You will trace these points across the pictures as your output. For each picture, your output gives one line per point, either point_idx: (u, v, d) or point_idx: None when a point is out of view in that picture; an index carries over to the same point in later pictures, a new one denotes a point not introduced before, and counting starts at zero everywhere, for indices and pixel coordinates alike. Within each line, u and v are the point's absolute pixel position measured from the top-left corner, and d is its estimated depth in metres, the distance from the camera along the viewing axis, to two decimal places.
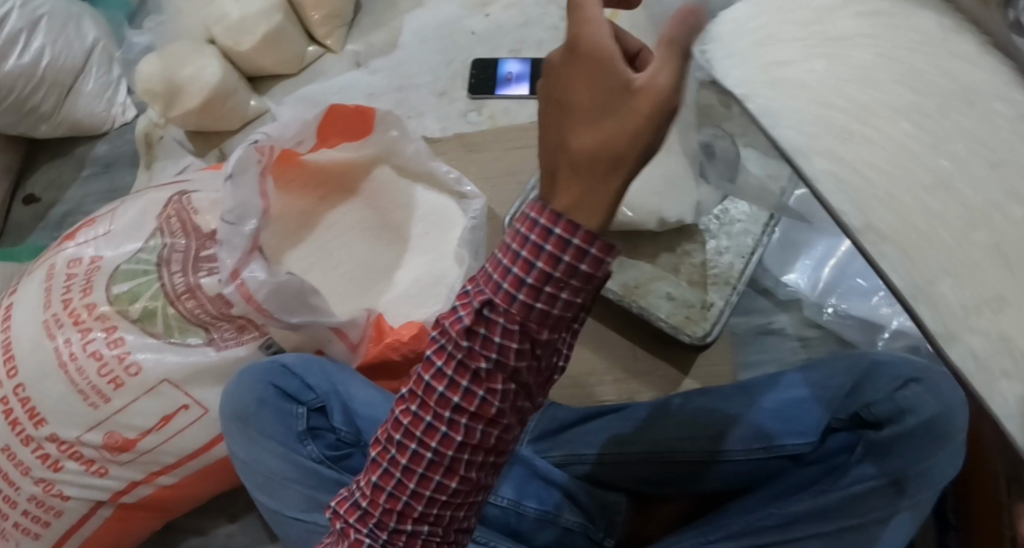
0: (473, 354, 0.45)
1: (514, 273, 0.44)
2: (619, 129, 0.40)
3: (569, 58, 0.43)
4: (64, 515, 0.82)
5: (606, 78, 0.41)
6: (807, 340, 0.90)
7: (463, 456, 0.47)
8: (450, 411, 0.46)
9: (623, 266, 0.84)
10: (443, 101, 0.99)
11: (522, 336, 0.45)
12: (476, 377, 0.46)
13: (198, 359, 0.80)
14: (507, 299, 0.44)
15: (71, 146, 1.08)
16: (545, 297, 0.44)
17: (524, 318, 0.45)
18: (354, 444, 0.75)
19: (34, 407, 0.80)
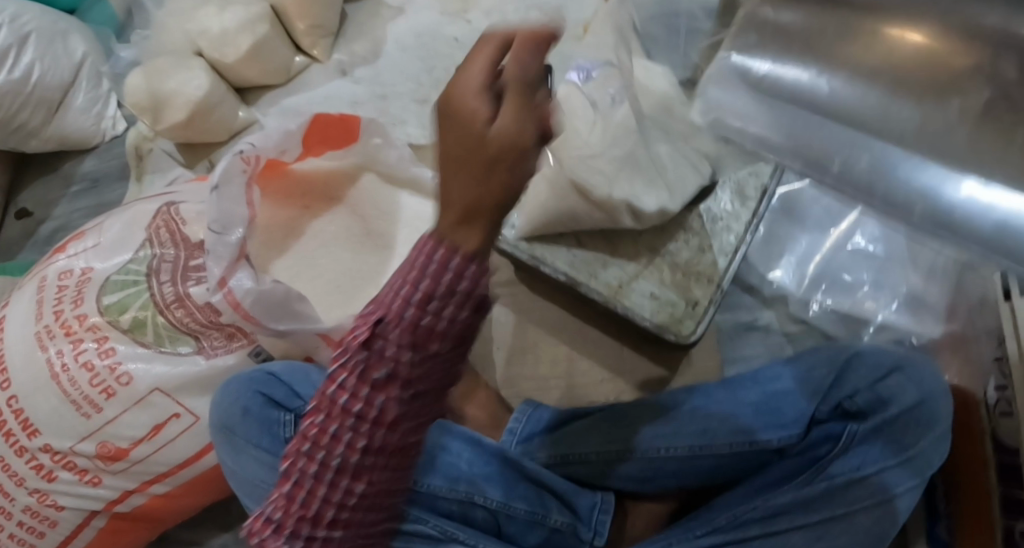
0: (371, 363, 0.48)
1: (409, 284, 0.46)
2: (472, 179, 0.43)
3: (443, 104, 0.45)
4: (59, 525, 0.83)
5: (464, 129, 0.43)
6: (792, 336, 0.90)
7: (370, 462, 0.51)
8: (351, 422, 0.49)
9: (605, 266, 0.84)
10: (426, 108, 1.00)
11: (415, 346, 0.47)
12: (374, 389, 0.48)
13: (188, 368, 0.81)
14: (399, 311, 0.47)
15: (59, 162, 1.09)
16: (433, 311, 0.47)
17: (415, 328, 0.47)
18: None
19: (27, 418, 0.80)
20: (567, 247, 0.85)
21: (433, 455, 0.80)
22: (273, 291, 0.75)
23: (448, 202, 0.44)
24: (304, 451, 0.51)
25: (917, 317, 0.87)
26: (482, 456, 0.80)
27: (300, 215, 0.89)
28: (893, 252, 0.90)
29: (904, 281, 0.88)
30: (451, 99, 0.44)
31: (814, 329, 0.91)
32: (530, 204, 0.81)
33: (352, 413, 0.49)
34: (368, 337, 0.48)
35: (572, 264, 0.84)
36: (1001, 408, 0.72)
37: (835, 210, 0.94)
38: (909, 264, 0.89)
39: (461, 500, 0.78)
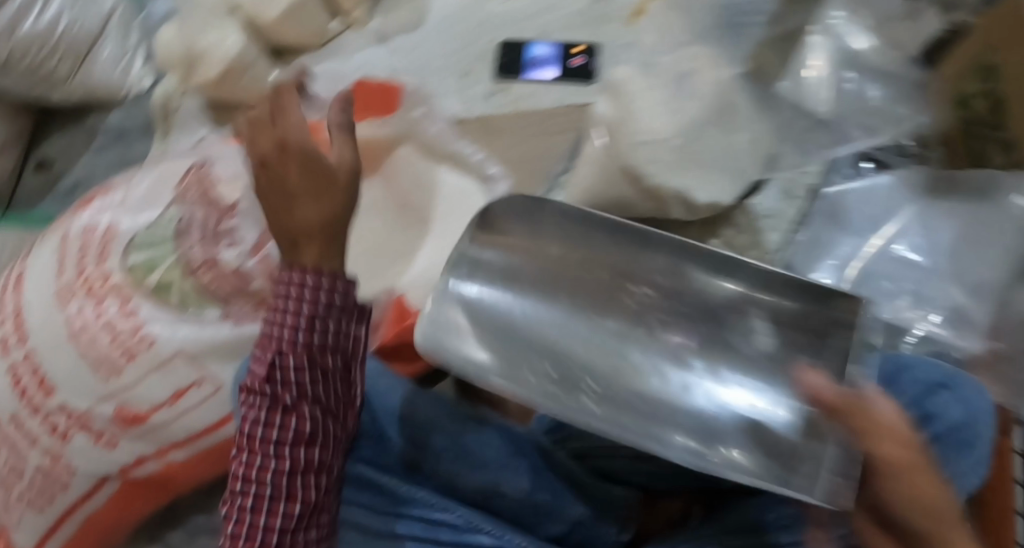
0: (278, 392, 0.61)
1: (289, 316, 0.60)
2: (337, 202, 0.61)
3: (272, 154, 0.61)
4: (71, 488, 0.81)
5: (313, 163, 0.61)
6: None
7: (297, 481, 0.61)
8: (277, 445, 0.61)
9: None
10: (466, 81, 0.97)
11: (313, 366, 0.61)
12: (286, 410, 0.61)
13: (214, 334, 0.78)
14: (285, 339, 0.60)
15: (84, 114, 1.06)
16: (315, 328, 0.61)
17: (291, 352, 0.60)
18: (369, 438, 0.75)
19: (44, 377, 0.78)
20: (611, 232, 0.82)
21: (458, 440, 0.75)
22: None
23: (305, 222, 0.60)
24: (239, 490, 0.60)
25: (957, 331, 0.84)
26: (505, 444, 0.75)
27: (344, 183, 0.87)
28: (937, 265, 0.87)
29: (949, 294, 0.85)
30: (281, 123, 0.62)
31: None
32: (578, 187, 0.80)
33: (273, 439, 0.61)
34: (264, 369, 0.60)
35: None
36: None
37: (883, 211, 0.90)
38: (954, 275, 0.86)
39: (483, 489, 0.74)
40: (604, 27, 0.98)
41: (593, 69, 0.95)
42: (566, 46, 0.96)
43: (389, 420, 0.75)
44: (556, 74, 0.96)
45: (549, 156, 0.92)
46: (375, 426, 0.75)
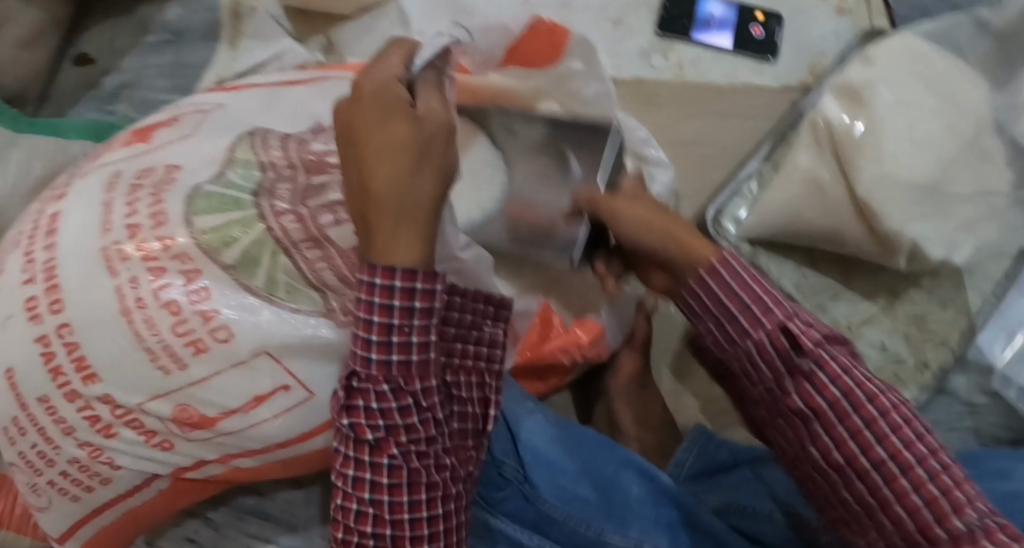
0: (378, 414, 0.56)
1: (376, 328, 0.54)
2: (417, 161, 0.51)
3: (354, 102, 0.53)
4: (112, 483, 0.68)
5: (395, 112, 0.51)
6: (976, 408, 0.76)
7: (418, 499, 0.57)
8: (370, 485, 0.57)
9: (837, 299, 0.68)
10: (619, 32, 0.78)
11: (409, 382, 0.55)
12: (376, 447, 0.57)
13: (309, 332, 0.63)
14: (366, 367, 0.55)
15: (134, 3, 0.87)
16: (396, 351, 0.54)
17: (387, 375, 0.55)
18: (512, 483, 0.66)
19: (82, 359, 0.63)
20: (796, 264, 0.69)
21: (607, 493, 0.66)
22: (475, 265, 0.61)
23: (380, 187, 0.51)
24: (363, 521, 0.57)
25: None
26: (651, 494, 0.66)
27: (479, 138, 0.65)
28: None
29: None
30: (363, 88, 0.52)
31: None
32: (773, 205, 0.64)
33: (366, 480, 0.57)
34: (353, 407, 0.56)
35: (798, 285, 0.69)
36: None
37: None
38: None
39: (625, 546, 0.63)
40: None
41: (776, 43, 0.77)
42: (744, 10, 0.78)
43: (538, 464, 0.66)
44: (731, 43, 0.78)
45: (716, 141, 0.76)
46: (519, 466, 0.66)
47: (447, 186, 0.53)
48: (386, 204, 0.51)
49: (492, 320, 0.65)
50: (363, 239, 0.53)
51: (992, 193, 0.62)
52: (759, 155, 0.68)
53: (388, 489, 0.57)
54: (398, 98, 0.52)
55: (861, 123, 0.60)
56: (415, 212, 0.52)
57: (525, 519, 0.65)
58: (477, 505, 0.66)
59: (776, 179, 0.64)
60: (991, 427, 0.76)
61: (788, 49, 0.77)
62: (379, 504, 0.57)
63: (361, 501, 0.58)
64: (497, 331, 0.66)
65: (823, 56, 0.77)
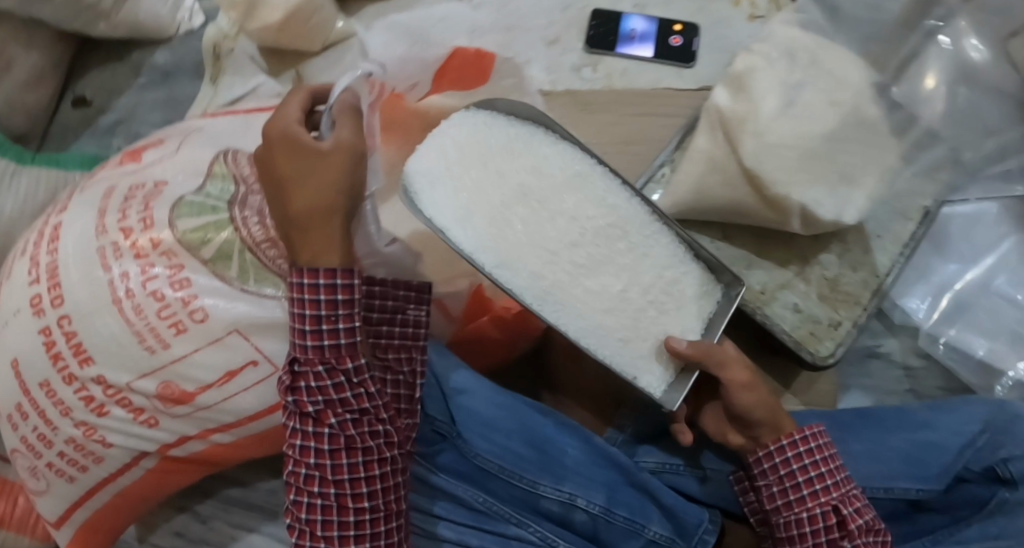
0: (312, 390, 0.63)
1: (308, 317, 0.62)
2: (327, 185, 0.61)
3: (268, 145, 0.61)
4: (104, 462, 0.75)
5: (299, 149, 0.60)
6: (912, 371, 0.86)
7: (355, 464, 0.64)
8: (314, 454, 0.63)
9: (750, 266, 0.75)
10: (554, 51, 0.88)
11: (340, 368, 0.63)
12: (317, 421, 0.63)
13: (273, 312, 0.71)
14: (303, 351, 0.63)
15: (127, 49, 0.98)
16: (326, 336, 0.62)
17: (320, 357, 0.63)
18: (447, 438, 0.70)
19: (80, 344, 0.71)
20: (710, 238, 0.76)
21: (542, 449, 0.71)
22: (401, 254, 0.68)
23: (302, 212, 0.61)
24: (310, 491, 0.63)
25: None
26: (590, 456, 0.71)
27: (530, 119, 0.67)
28: None
29: None
30: (273, 132, 0.61)
31: (935, 365, 0.86)
32: (683, 185, 0.72)
33: (311, 449, 0.63)
34: (296, 391, 0.63)
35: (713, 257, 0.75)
36: None
37: (987, 241, 0.87)
38: None
39: (563, 502, 0.69)
40: (709, 5, 0.89)
41: (693, 51, 0.86)
42: (664, 23, 0.87)
43: (471, 422, 0.70)
44: (652, 53, 0.87)
45: (647, 139, 0.84)
46: (453, 424, 0.70)
47: (356, 199, 0.62)
48: (306, 219, 0.61)
49: (416, 304, 0.70)
50: (290, 250, 0.63)
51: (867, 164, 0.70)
52: (664, 150, 0.78)
53: (332, 455, 0.63)
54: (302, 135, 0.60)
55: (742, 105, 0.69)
56: (326, 226, 0.62)
57: (457, 471, 0.70)
58: (421, 465, 0.70)
59: (683, 162, 0.72)
60: (930, 386, 0.86)
61: (706, 54, 0.87)
62: (325, 468, 0.63)
63: (308, 468, 0.64)
64: (423, 314, 0.71)
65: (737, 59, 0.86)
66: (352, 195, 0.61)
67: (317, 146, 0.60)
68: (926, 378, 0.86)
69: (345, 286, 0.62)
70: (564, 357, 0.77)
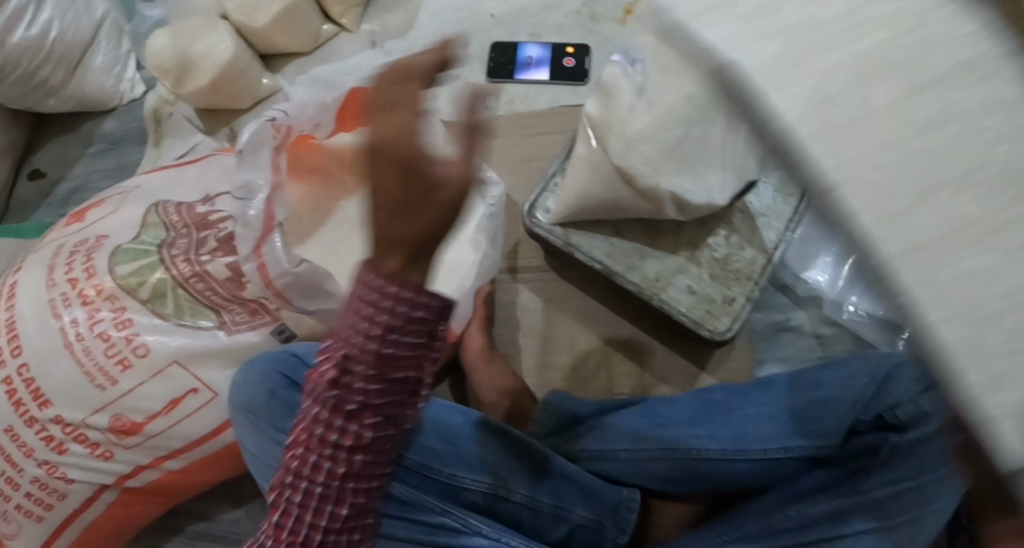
0: (349, 397, 0.48)
1: (382, 316, 0.46)
2: (427, 202, 0.43)
3: (374, 150, 0.43)
4: (68, 498, 0.80)
5: (404, 162, 0.42)
6: (824, 338, 0.88)
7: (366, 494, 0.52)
8: (318, 494, 0.51)
9: (645, 257, 0.82)
10: (460, 84, 0.97)
11: (379, 380, 0.48)
12: (336, 469, 0.50)
13: (208, 342, 0.78)
14: (347, 382, 0.47)
15: (78, 122, 1.06)
16: (384, 336, 0.46)
17: (378, 362, 0.47)
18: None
19: (38, 388, 0.77)
20: (604, 236, 0.83)
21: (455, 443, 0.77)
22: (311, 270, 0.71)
23: (398, 238, 0.44)
24: (309, 502, 0.51)
25: None
26: (509, 449, 0.76)
27: None
28: None
29: None
30: (392, 140, 0.42)
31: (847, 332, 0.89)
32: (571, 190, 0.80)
33: (315, 495, 0.51)
34: (319, 422, 0.49)
35: (609, 253, 0.83)
36: None
37: None
38: None
39: (487, 491, 0.75)
40: (598, 27, 0.97)
41: (587, 70, 0.94)
42: (557, 47, 0.95)
43: None
44: (549, 76, 0.95)
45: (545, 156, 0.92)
46: None
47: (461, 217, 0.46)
48: (406, 243, 0.44)
49: None
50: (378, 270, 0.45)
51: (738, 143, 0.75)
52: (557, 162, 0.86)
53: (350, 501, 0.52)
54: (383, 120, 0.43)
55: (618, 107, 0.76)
56: (437, 248, 0.45)
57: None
58: None
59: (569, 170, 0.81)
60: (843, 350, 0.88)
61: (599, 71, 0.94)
62: (324, 516, 0.51)
63: (305, 503, 0.51)
64: None
65: None
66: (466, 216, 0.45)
67: (437, 166, 0.43)
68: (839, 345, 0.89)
69: (417, 338, 0.47)
70: (479, 356, 0.85)
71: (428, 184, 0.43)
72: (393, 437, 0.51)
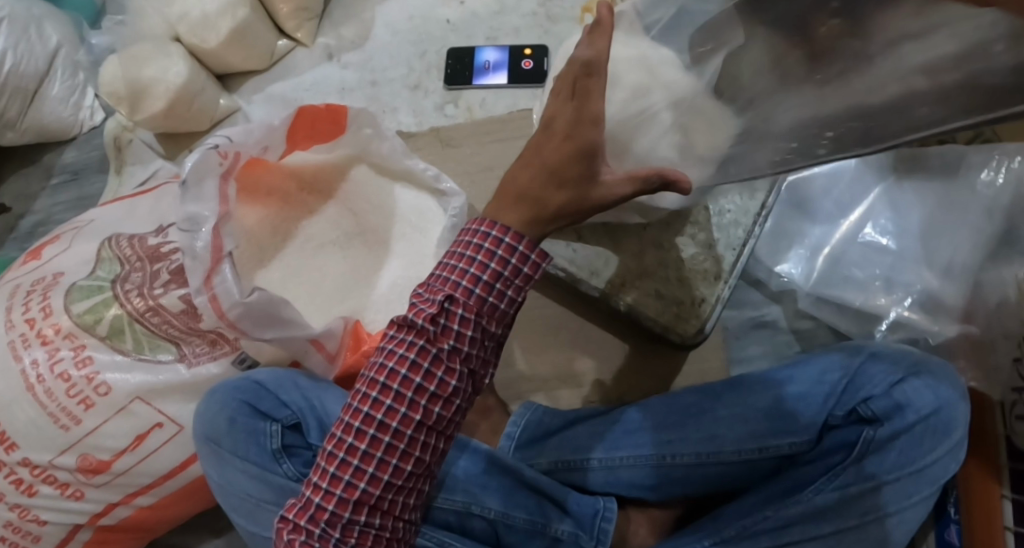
0: (439, 337, 0.58)
1: (471, 272, 0.58)
2: (583, 196, 0.57)
3: (561, 133, 0.57)
4: (42, 539, 0.80)
5: (586, 157, 0.57)
6: (801, 333, 0.87)
7: (419, 437, 0.59)
8: (412, 389, 0.58)
9: (609, 262, 0.80)
10: (418, 93, 0.95)
11: (476, 325, 0.58)
12: (436, 363, 0.58)
13: (170, 377, 0.77)
14: (456, 288, 0.58)
15: (38, 154, 1.05)
16: (481, 286, 0.58)
17: (477, 309, 0.58)
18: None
19: (4, 432, 0.76)
20: (567, 242, 0.80)
21: None
22: (264, 300, 0.70)
23: (540, 202, 0.58)
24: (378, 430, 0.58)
25: (933, 316, 0.80)
26: (479, 465, 0.76)
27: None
28: (906, 247, 0.82)
29: (920, 279, 0.81)
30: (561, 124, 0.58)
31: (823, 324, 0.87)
32: None
33: (389, 425, 0.58)
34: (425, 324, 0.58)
35: (573, 262, 0.80)
36: (1017, 411, 0.69)
37: (850, 197, 0.85)
38: (926, 259, 0.81)
39: (459, 509, 0.75)
40: (555, 25, 0.95)
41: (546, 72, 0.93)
42: (514, 50, 0.94)
43: None
44: (508, 80, 0.93)
45: (507, 163, 0.90)
46: None
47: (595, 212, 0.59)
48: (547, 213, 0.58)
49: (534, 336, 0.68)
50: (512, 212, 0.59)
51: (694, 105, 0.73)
52: None
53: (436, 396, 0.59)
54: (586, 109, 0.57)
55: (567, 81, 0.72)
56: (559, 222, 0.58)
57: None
58: None
59: None
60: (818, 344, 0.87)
61: None
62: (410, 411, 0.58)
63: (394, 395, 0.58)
64: None
65: None
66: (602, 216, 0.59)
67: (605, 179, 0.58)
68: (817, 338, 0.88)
69: (522, 256, 0.59)
70: None
71: (595, 176, 0.57)
72: (483, 358, 0.60)
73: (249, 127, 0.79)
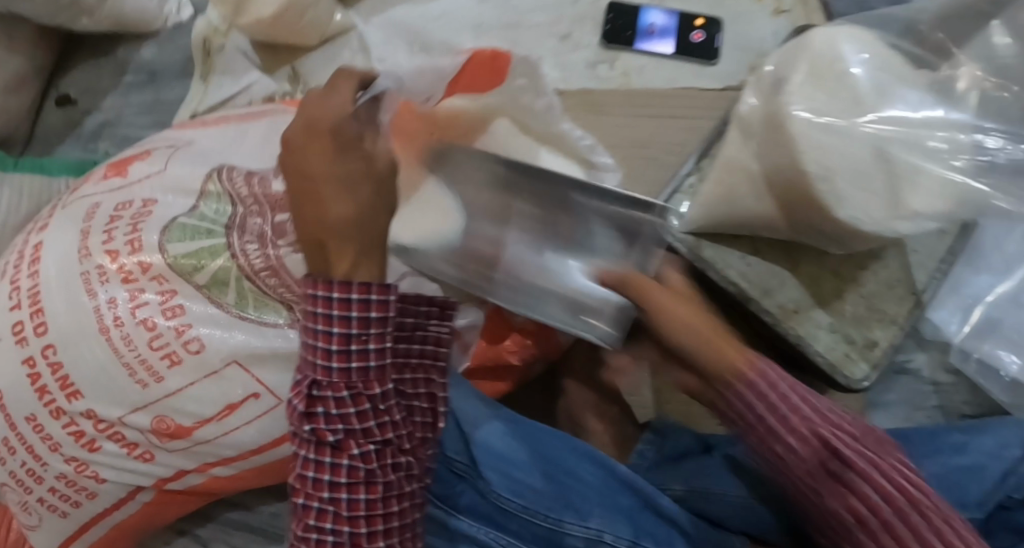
0: (326, 388, 0.55)
1: (335, 331, 0.54)
2: (356, 228, 0.53)
3: (307, 138, 0.53)
4: (98, 497, 0.71)
5: (348, 175, 0.53)
6: (941, 386, 0.80)
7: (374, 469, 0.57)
8: (350, 426, 0.56)
9: (783, 284, 0.71)
10: (566, 46, 0.83)
11: (360, 377, 0.55)
12: (317, 429, 0.55)
13: (274, 342, 0.67)
14: (334, 351, 0.54)
15: (112, 45, 0.92)
16: (337, 325, 0.54)
17: (345, 377, 0.55)
18: (465, 479, 0.69)
19: (66, 377, 0.66)
20: (741, 253, 0.71)
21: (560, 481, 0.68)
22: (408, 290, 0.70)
23: (352, 239, 0.53)
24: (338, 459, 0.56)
25: None
26: (610, 484, 0.67)
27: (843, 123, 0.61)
28: None
29: None
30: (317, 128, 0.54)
31: (966, 381, 0.80)
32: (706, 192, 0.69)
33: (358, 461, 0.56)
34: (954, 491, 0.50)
35: (743, 274, 0.71)
36: None
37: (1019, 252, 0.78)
38: None
39: (588, 537, 0.65)
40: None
41: (715, 48, 0.82)
42: (686, 17, 0.83)
43: (490, 460, 0.68)
44: (673, 48, 0.83)
45: (662, 140, 0.80)
46: (474, 465, 0.69)
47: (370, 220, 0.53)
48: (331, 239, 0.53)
49: (438, 321, 0.67)
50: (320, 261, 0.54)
51: (875, 135, 0.59)
52: (694, 155, 0.74)
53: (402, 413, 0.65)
54: (338, 170, 0.53)
55: (794, 82, 0.59)
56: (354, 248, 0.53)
57: (480, 512, 0.68)
58: (440, 508, 0.68)
59: (711, 170, 0.69)
60: (958, 402, 0.80)
61: (729, 51, 0.83)
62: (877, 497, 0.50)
63: (349, 426, 0.56)
64: (444, 332, 0.67)
65: (765, 55, 0.82)
66: (354, 231, 0.53)
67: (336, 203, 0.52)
68: (957, 396, 0.80)
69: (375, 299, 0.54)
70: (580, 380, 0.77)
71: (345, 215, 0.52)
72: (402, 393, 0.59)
73: (421, 70, 0.74)
